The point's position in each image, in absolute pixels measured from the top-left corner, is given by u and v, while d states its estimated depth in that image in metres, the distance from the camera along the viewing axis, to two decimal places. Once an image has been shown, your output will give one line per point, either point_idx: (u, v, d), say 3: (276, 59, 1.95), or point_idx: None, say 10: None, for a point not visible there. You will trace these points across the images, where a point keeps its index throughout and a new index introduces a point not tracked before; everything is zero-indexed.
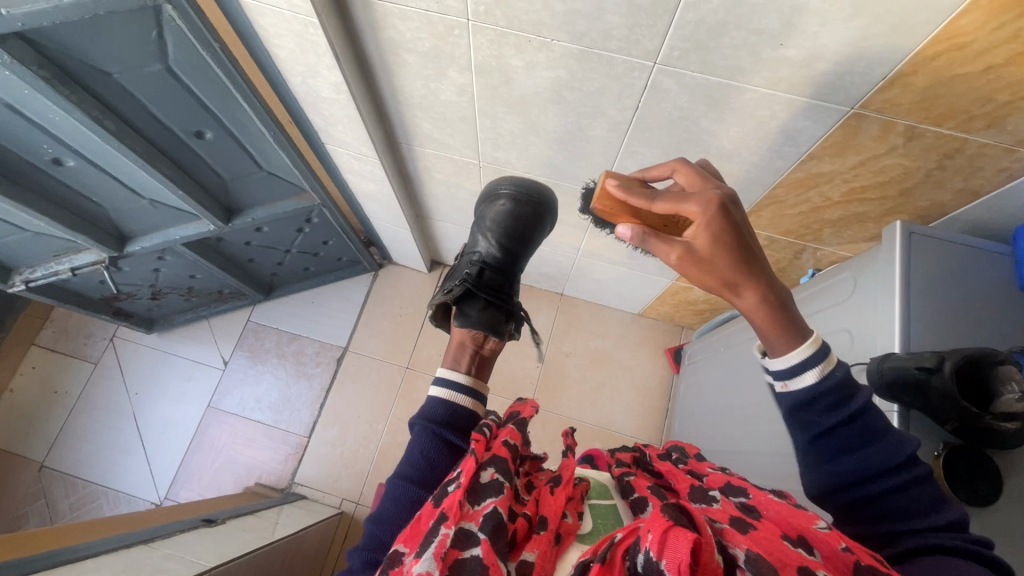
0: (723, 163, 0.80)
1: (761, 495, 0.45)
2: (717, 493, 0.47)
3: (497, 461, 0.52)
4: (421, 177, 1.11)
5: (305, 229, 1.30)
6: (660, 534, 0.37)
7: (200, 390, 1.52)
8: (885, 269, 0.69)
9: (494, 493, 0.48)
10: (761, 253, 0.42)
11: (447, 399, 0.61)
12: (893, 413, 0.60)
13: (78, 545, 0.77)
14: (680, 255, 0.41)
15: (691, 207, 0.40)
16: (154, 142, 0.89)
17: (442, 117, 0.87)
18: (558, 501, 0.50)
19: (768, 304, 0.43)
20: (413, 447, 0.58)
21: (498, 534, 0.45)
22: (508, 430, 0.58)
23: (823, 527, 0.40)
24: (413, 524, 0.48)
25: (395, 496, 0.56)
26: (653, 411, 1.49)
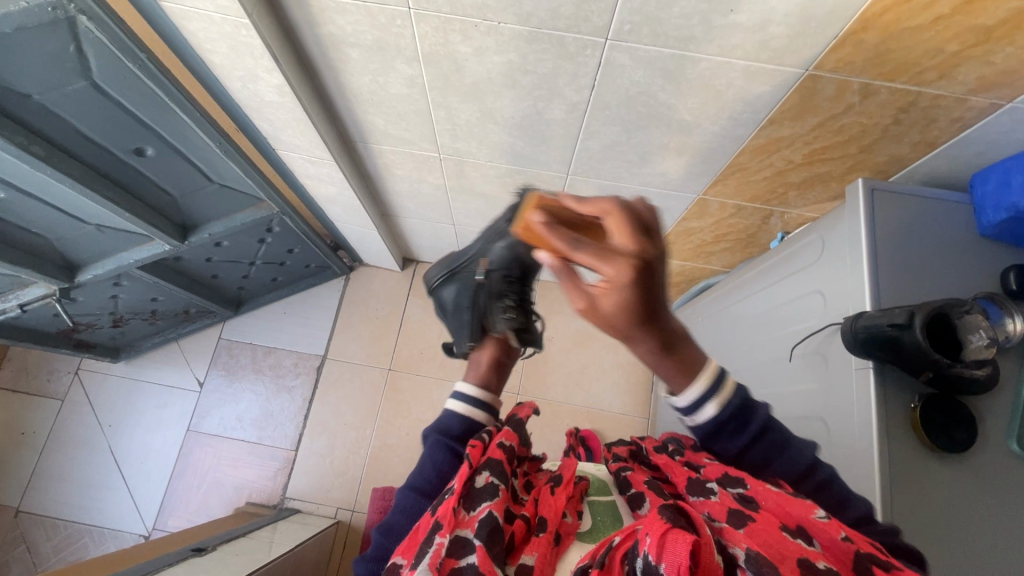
0: (685, 136, 0.79)
1: (758, 485, 0.44)
2: (715, 485, 0.46)
3: (492, 463, 0.50)
4: (382, 176, 1.07)
5: (267, 239, 1.25)
6: (658, 536, 0.37)
7: (177, 415, 1.47)
8: (852, 228, 0.70)
9: (490, 498, 0.47)
10: (666, 309, 0.38)
11: (466, 414, 0.59)
12: (869, 370, 0.62)
13: None
14: (585, 307, 0.37)
15: (611, 271, 0.34)
16: (91, 164, 0.83)
17: (395, 112, 0.84)
18: (558, 501, 0.50)
19: (659, 353, 0.42)
20: (422, 458, 0.56)
21: (495, 539, 0.44)
22: (505, 431, 0.57)
23: (822, 517, 0.40)
24: (409, 535, 0.47)
25: (405, 508, 0.54)
26: (639, 385, 1.50)
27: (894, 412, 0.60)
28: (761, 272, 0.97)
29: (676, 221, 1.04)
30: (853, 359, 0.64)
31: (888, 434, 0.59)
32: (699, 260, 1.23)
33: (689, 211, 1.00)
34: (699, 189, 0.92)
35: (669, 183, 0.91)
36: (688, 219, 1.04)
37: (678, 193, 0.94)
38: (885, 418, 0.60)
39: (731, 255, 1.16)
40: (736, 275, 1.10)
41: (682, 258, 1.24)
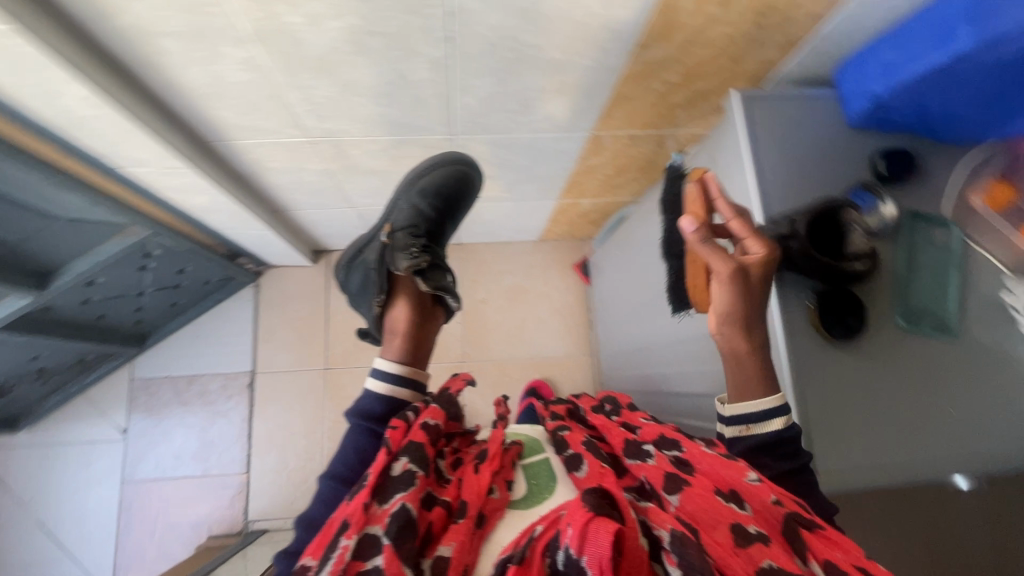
0: (561, 75, 0.75)
1: (693, 449, 0.52)
2: (651, 448, 0.55)
3: (410, 448, 0.53)
4: (256, 172, 0.97)
5: (149, 265, 1.13)
6: (581, 528, 0.40)
7: (105, 469, 1.36)
8: (735, 142, 0.70)
9: (403, 488, 0.49)
10: (756, 313, 0.55)
11: (387, 391, 0.61)
12: (768, 278, 0.64)
13: None
14: (733, 270, 0.53)
15: (722, 263, 0.53)
16: None
17: (244, 103, 0.75)
18: (481, 479, 0.53)
19: (737, 351, 0.55)
20: (346, 443, 0.58)
21: (404, 537, 0.45)
22: (430, 411, 0.59)
23: (755, 481, 0.47)
24: (320, 534, 0.48)
25: (325, 499, 0.54)
26: (578, 325, 1.53)
27: (795, 314, 0.63)
28: (665, 196, 0.98)
29: (576, 161, 1.02)
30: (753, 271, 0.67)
31: (792, 334, 0.62)
32: (609, 194, 1.22)
33: (586, 149, 0.98)
34: (590, 126, 0.89)
35: (559, 125, 0.88)
36: (587, 157, 1.02)
37: (570, 134, 0.91)
38: (789, 320, 0.63)
39: (637, 184, 1.17)
40: (644, 203, 1.11)
41: (592, 196, 1.23)
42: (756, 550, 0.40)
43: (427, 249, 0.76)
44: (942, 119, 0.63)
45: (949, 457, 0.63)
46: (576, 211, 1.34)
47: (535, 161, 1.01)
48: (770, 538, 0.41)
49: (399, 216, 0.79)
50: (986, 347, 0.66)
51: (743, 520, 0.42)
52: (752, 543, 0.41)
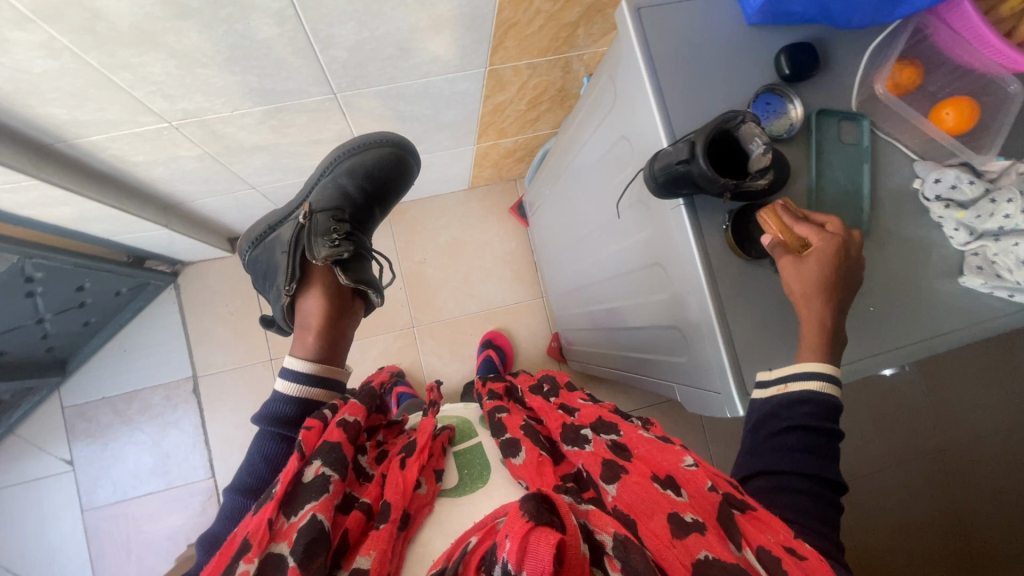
0: (432, 8, 0.66)
1: (632, 436, 0.58)
2: (589, 435, 0.60)
3: (324, 451, 0.53)
4: (123, 169, 0.86)
5: (36, 289, 1.01)
6: (520, 539, 0.37)
7: (61, 503, 1.30)
8: (631, 61, 0.65)
9: (315, 498, 0.48)
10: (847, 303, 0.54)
11: (298, 391, 0.65)
12: (681, 207, 0.61)
13: None
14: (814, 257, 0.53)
15: (821, 239, 0.53)
16: None
17: (67, 94, 0.64)
18: (407, 475, 0.53)
19: (823, 330, 0.54)
20: (253, 451, 0.61)
21: (311, 556, 0.44)
22: (349, 407, 0.60)
23: (692, 468, 0.50)
24: (220, 554, 0.47)
25: (231, 513, 0.58)
26: (524, 269, 1.50)
27: (712, 239, 0.61)
28: (580, 127, 0.92)
29: (481, 102, 0.94)
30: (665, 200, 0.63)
31: (710, 260, 0.60)
32: (527, 130, 1.15)
33: (488, 88, 0.90)
34: (483, 62, 0.81)
35: (448, 66, 0.79)
36: (491, 96, 0.94)
37: (465, 73, 0.82)
38: (705, 246, 0.60)
39: (554, 115, 1.10)
40: (563, 135, 1.05)
41: (510, 135, 1.16)
42: (692, 541, 0.42)
43: (349, 237, 0.82)
44: (840, 3, 0.58)
45: (875, 348, 0.63)
46: (498, 153, 1.26)
47: (436, 108, 0.92)
48: (704, 526, 0.44)
49: (327, 204, 0.83)
50: (904, 238, 0.65)
51: (680, 510, 0.45)
52: (688, 533, 0.43)
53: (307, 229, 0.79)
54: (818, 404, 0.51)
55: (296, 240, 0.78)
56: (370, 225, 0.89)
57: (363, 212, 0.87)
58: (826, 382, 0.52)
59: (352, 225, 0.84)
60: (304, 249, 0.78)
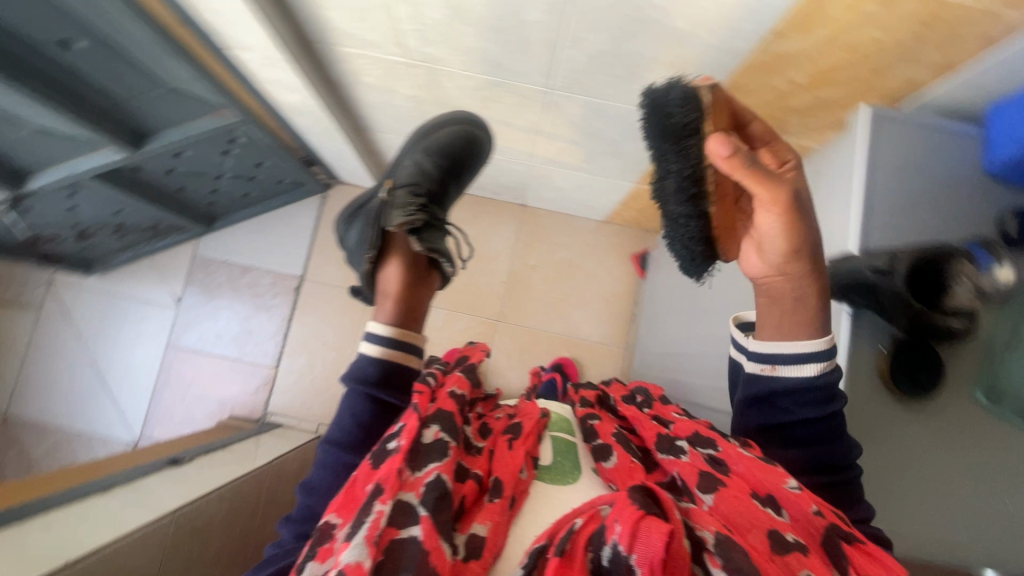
0: (677, 48, 0.69)
1: (729, 449, 0.54)
2: (686, 445, 0.58)
3: (441, 420, 0.59)
4: (350, 83, 0.97)
5: (232, 150, 1.16)
6: (632, 526, 0.40)
7: (156, 331, 1.47)
8: (847, 164, 0.65)
9: (437, 458, 0.53)
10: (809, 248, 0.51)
11: (379, 357, 0.68)
12: (843, 311, 0.60)
13: (49, 495, 0.73)
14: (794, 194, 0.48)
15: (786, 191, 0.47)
16: (11, 56, 0.74)
17: (354, 6, 0.73)
18: (514, 458, 0.58)
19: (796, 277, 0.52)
20: (344, 408, 0.67)
21: (439, 508, 0.49)
22: (454, 379, 0.72)
23: (794, 489, 0.47)
24: (346, 494, 0.53)
25: (327, 462, 0.64)
26: (620, 315, 1.49)
27: (863, 353, 0.60)
28: None
29: None
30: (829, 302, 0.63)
31: (852, 378, 0.59)
32: None
33: None
34: None
35: None
36: None
37: None
38: (851, 361, 0.59)
39: None
40: None
41: None
42: (793, 559, 0.40)
43: (426, 209, 0.76)
44: None
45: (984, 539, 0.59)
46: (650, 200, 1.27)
47: (625, 135, 0.96)
48: (808, 548, 0.42)
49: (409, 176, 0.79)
50: None
51: (780, 528, 0.43)
52: (790, 552, 0.41)
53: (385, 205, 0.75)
54: (817, 391, 0.53)
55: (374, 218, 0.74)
56: (448, 200, 0.85)
57: (443, 186, 0.83)
58: (825, 368, 0.53)
59: (429, 196, 0.79)
60: (382, 222, 0.73)
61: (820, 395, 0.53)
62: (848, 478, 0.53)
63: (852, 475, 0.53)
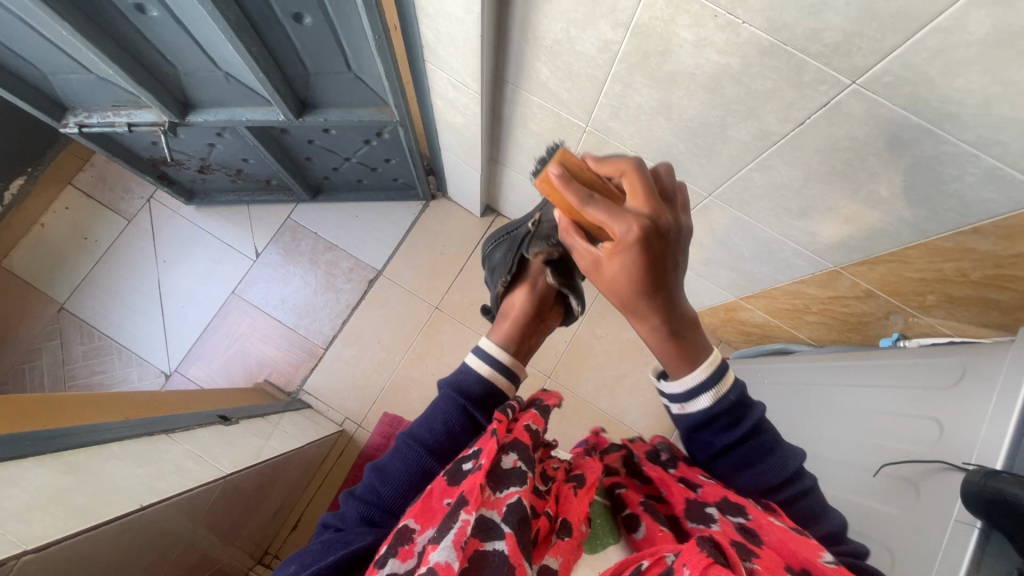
0: (865, 208, 0.70)
1: (760, 519, 0.50)
2: (715, 512, 0.52)
3: (520, 448, 0.54)
4: (515, 124, 1.00)
5: (372, 142, 1.19)
6: (701, 570, 0.39)
7: (227, 276, 1.48)
8: (1010, 376, 0.62)
9: (518, 482, 0.50)
10: (669, 297, 0.50)
11: (489, 377, 0.65)
12: (974, 529, 0.58)
13: (119, 422, 0.73)
14: (594, 259, 0.50)
15: (619, 225, 0.47)
16: (246, 11, 0.79)
17: (568, 69, 0.76)
18: (581, 505, 0.53)
19: (664, 335, 0.53)
20: (436, 411, 0.61)
21: (523, 528, 0.46)
22: (531, 414, 0.61)
23: (829, 561, 0.45)
24: (423, 501, 0.50)
25: (406, 458, 0.57)
26: (669, 415, 1.44)
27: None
28: (864, 367, 0.89)
29: (793, 280, 0.97)
30: (956, 509, 0.60)
31: None
32: (787, 321, 1.14)
33: (815, 277, 0.92)
34: (840, 262, 0.84)
35: (814, 243, 0.83)
36: (806, 283, 0.96)
37: (816, 257, 0.86)
38: None
39: (826, 331, 1.08)
40: (826, 356, 1.03)
41: (769, 313, 1.16)
42: None
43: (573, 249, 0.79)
44: None
45: None
46: (740, 315, 1.26)
47: (756, 254, 0.96)
48: None
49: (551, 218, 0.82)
50: None
51: None
52: None
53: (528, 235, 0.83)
54: (724, 415, 0.55)
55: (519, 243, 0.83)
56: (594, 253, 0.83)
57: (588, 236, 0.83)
58: (719, 396, 0.55)
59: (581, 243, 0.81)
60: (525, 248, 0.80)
61: (729, 419, 0.56)
62: (801, 490, 0.55)
63: (804, 485, 0.56)
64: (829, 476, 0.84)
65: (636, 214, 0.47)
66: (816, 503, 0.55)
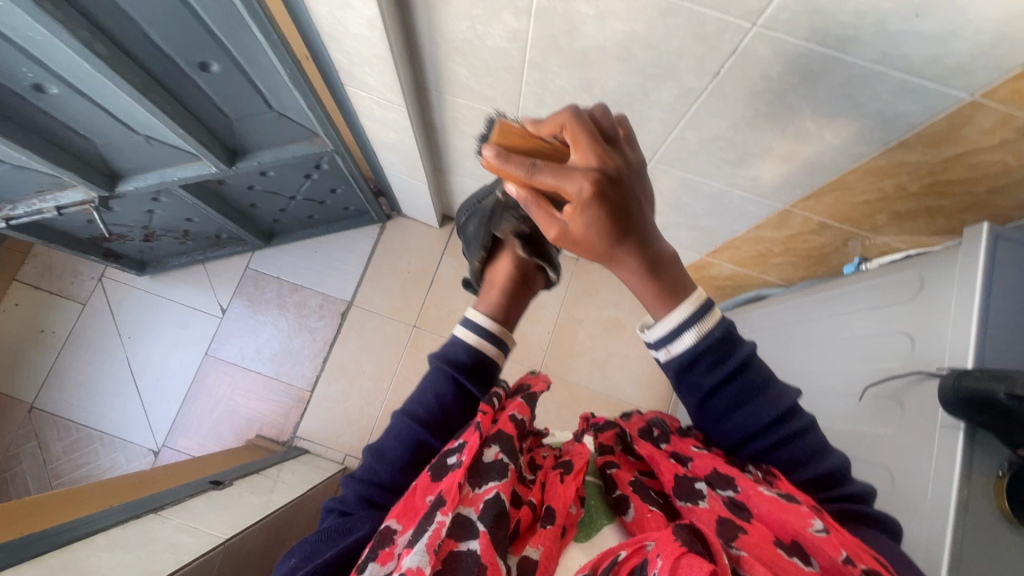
0: (797, 143, 0.71)
1: (749, 489, 0.43)
2: (704, 487, 0.45)
3: (502, 439, 0.48)
4: (448, 129, 0.99)
5: (313, 175, 1.17)
6: (671, 561, 0.33)
7: (197, 338, 1.45)
8: (964, 278, 0.64)
9: (498, 476, 0.45)
10: (642, 223, 0.42)
11: (476, 346, 0.57)
12: (959, 430, 0.59)
13: (101, 512, 0.70)
14: (557, 233, 0.41)
15: (571, 186, 0.39)
16: (152, 72, 0.76)
17: (484, 66, 0.76)
18: (568, 491, 0.45)
19: (646, 274, 0.45)
20: (426, 384, 0.55)
21: (500, 525, 0.41)
22: (516, 403, 0.54)
23: (820, 532, 0.38)
24: (405, 499, 0.46)
25: (400, 433, 0.53)
26: (663, 382, 1.46)
27: (978, 476, 0.58)
28: (833, 297, 0.91)
29: (749, 226, 0.98)
30: (940, 415, 0.62)
31: (967, 498, 0.57)
32: (756, 268, 1.15)
33: (768, 220, 0.93)
34: (788, 201, 0.85)
35: (759, 187, 0.84)
36: (762, 227, 0.97)
37: (764, 200, 0.87)
38: (967, 479, 0.58)
39: (793, 269, 1.09)
40: (796, 294, 1.04)
41: (736, 263, 1.17)
42: None
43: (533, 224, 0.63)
44: None
45: None
46: (710, 271, 1.27)
47: (709, 209, 0.97)
48: None
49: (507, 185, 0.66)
50: None
51: None
52: None
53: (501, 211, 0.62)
54: (709, 353, 0.48)
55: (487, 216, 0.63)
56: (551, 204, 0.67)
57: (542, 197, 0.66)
58: (704, 332, 0.47)
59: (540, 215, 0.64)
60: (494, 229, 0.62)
61: (716, 356, 0.48)
62: (797, 428, 0.48)
63: (802, 423, 0.49)
64: (821, 409, 0.85)
65: (583, 169, 0.40)
66: (817, 439, 0.49)
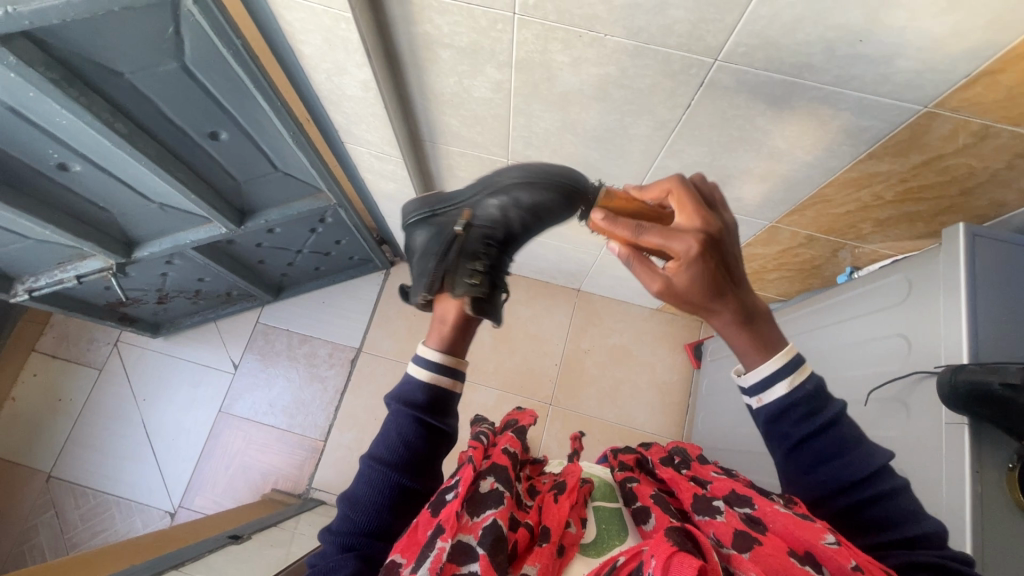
0: (773, 163, 0.75)
1: (766, 506, 0.42)
2: (722, 505, 0.44)
3: (498, 469, 0.48)
4: (443, 176, 1.04)
5: (318, 229, 1.23)
6: (663, 559, 0.35)
7: (209, 396, 1.47)
8: (947, 276, 0.66)
9: (495, 504, 0.44)
10: (737, 280, 0.44)
11: (430, 382, 0.51)
12: (963, 426, 0.60)
13: (124, 573, 0.71)
14: (661, 288, 0.43)
15: (678, 246, 0.42)
16: (167, 144, 0.82)
17: (473, 115, 0.81)
18: (562, 509, 0.47)
19: (740, 324, 0.46)
20: (388, 426, 0.51)
21: (498, 548, 0.41)
22: (506, 438, 0.56)
23: (832, 544, 0.37)
24: (410, 533, 0.44)
25: (371, 480, 0.49)
26: (674, 407, 1.45)
27: (990, 471, 0.58)
28: (829, 308, 0.93)
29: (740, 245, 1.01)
30: (944, 413, 0.63)
31: (981, 494, 0.57)
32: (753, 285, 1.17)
33: (757, 237, 0.96)
34: (773, 217, 0.88)
35: (744, 207, 0.88)
36: (752, 245, 1.00)
37: (750, 218, 0.90)
38: (980, 475, 0.58)
39: (789, 284, 1.11)
40: (794, 308, 1.06)
41: None
42: None
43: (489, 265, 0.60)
44: None
45: None
46: None
47: None
48: None
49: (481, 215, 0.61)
50: None
51: None
52: None
53: (458, 241, 0.60)
54: (802, 404, 0.46)
55: (439, 250, 0.59)
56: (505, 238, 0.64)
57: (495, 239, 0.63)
58: (797, 383, 0.46)
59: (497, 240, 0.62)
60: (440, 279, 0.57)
61: (809, 408, 0.46)
62: (889, 488, 0.44)
63: (894, 485, 0.45)
64: None
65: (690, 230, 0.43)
66: (907, 503, 0.44)
